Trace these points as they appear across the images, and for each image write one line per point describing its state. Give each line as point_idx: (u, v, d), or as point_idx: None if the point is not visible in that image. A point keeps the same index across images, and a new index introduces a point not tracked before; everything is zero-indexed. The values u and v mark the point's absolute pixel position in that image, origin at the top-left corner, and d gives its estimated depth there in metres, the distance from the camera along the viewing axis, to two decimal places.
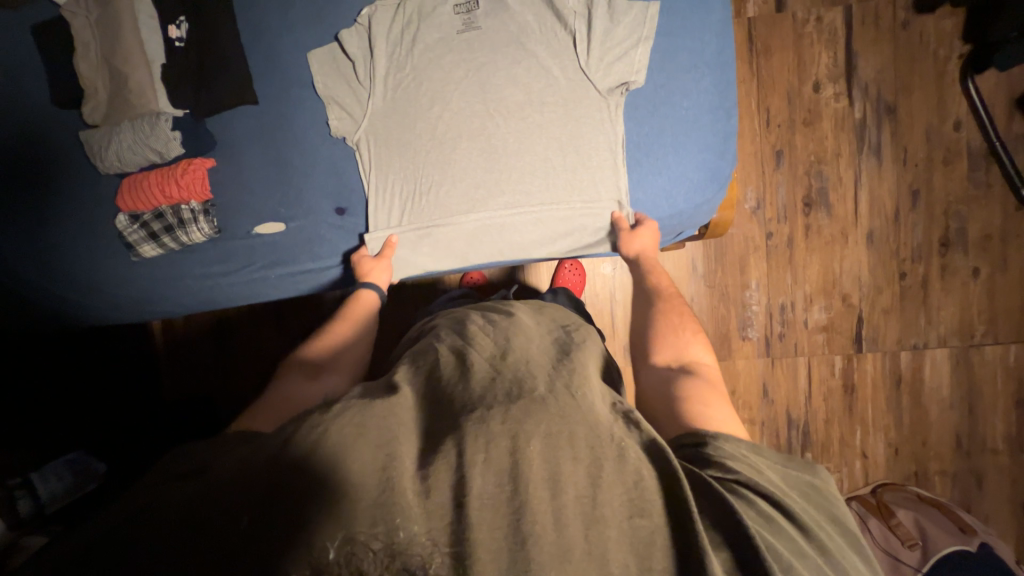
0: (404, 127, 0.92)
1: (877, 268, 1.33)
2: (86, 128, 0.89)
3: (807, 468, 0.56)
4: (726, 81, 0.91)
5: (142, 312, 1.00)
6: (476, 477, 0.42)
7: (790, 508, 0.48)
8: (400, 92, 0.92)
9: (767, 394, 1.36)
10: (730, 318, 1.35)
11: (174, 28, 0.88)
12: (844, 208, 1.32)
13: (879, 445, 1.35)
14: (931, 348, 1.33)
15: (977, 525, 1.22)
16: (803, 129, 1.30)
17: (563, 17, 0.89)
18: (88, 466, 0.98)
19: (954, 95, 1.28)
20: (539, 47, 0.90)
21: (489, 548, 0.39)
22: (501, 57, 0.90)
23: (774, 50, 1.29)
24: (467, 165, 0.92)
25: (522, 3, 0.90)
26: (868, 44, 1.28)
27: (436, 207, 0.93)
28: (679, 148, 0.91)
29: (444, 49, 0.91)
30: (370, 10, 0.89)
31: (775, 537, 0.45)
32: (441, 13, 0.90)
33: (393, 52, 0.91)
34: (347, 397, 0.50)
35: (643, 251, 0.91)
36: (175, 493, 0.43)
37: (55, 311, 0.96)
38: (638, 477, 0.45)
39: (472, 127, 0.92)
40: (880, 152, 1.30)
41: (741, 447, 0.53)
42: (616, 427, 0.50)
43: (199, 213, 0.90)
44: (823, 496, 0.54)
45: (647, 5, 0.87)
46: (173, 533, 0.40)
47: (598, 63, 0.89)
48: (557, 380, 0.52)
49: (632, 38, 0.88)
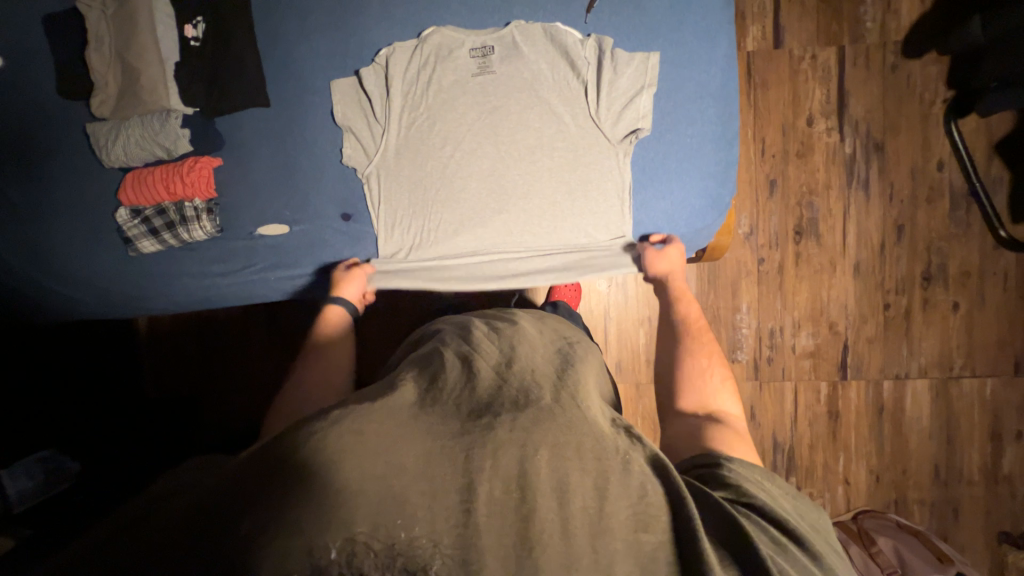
0: (416, 163, 0.93)
1: (863, 298, 1.37)
2: (92, 120, 0.89)
3: (815, 506, 0.56)
4: (730, 112, 0.94)
5: (133, 308, 0.97)
6: (483, 485, 0.42)
7: (800, 533, 0.48)
8: (413, 131, 0.93)
9: (754, 417, 1.38)
10: (720, 339, 1.38)
11: (190, 28, 0.88)
12: (833, 238, 1.36)
13: (861, 472, 1.37)
14: (912, 378, 1.37)
15: (954, 555, 1.25)
16: (797, 160, 1.35)
17: (576, 66, 0.92)
18: (61, 466, 0.94)
19: (937, 137, 1.34)
20: (551, 94, 0.93)
21: (497, 553, 0.40)
22: (514, 102, 0.93)
23: (771, 84, 1.34)
24: (476, 202, 0.94)
25: (537, 52, 0.92)
26: (859, 84, 1.34)
27: (442, 240, 0.95)
28: (683, 175, 0.94)
29: (459, 91, 0.93)
30: (388, 50, 0.91)
31: (783, 559, 0.46)
32: (457, 57, 0.92)
33: (408, 91, 0.93)
34: (349, 402, 0.49)
35: (671, 270, 0.93)
36: (172, 501, 0.42)
37: (41, 304, 0.94)
38: (643, 491, 0.46)
39: (482, 168, 0.94)
40: (868, 187, 1.35)
41: (754, 472, 0.54)
42: (620, 440, 0.50)
43: (202, 210, 0.90)
44: (832, 532, 0.54)
45: (648, 55, 0.90)
46: (167, 536, 0.39)
47: (607, 112, 0.92)
48: (563, 391, 0.53)
49: (635, 86, 0.91)
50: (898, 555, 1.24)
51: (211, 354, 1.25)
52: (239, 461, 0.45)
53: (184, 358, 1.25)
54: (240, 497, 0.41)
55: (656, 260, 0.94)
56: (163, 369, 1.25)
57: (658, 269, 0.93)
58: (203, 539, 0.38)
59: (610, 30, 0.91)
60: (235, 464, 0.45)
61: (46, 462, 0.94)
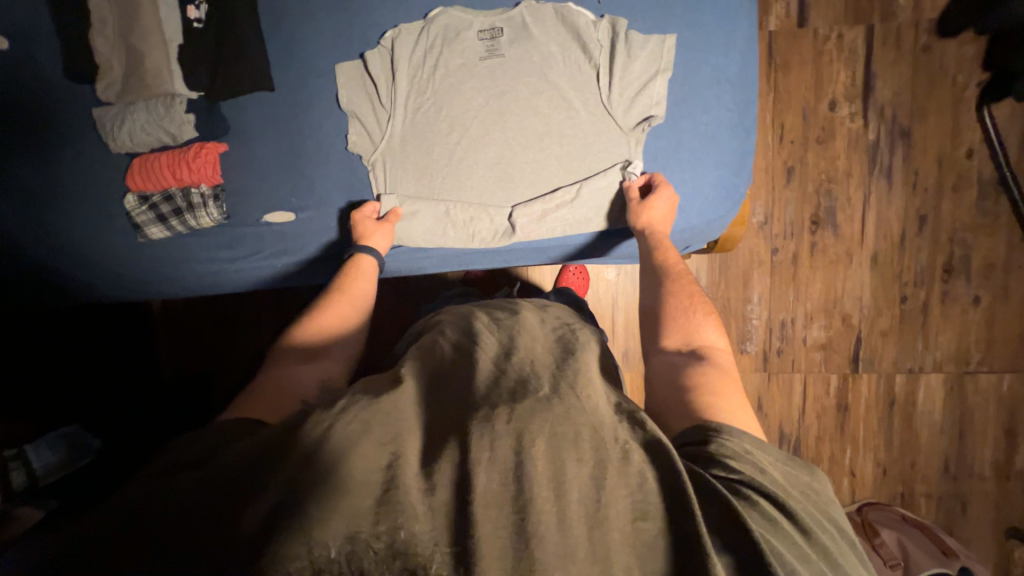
0: (422, 151, 0.92)
1: (879, 290, 1.33)
2: (98, 104, 0.89)
3: (807, 466, 0.54)
4: (748, 99, 0.90)
5: (144, 293, 0.98)
6: (479, 476, 0.42)
7: (791, 508, 0.47)
8: (419, 116, 0.91)
9: (761, 408, 1.38)
10: (729, 330, 1.36)
11: (192, 9, 0.86)
12: (851, 228, 1.32)
13: (869, 465, 1.37)
14: (927, 372, 1.34)
15: (959, 549, 1.24)
16: (817, 147, 1.30)
17: (588, 50, 0.88)
18: (83, 441, 0.98)
19: (968, 123, 1.28)
20: (561, 78, 0.90)
21: (494, 545, 0.40)
22: (524, 87, 0.90)
23: (793, 66, 1.28)
24: (482, 191, 0.93)
25: (547, 34, 0.89)
26: (888, 66, 1.27)
27: (447, 230, 0.93)
28: (696, 164, 0.91)
29: (466, 75, 0.90)
30: (393, 33, 0.89)
31: (777, 539, 0.45)
32: (464, 39, 0.89)
33: (415, 75, 0.90)
34: (351, 392, 0.50)
35: (650, 224, 0.87)
36: (183, 485, 0.43)
37: (58, 289, 0.96)
38: (642, 480, 0.45)
39: (489, 156, 0.92)
40: (891, 175, 1.30)
41: (745, 443, 0.52)
42: (618, 429, 0.49)
43: (208, 196, 0.90)
44: (824, 495, 0.52)
45: (664, 38, 0.87)
46: (177, 526, 0.40)
47: (620, 97, 0.89)
48: (562, 380, 0.52)
49: (649, 71, 0.88)
50: (902, 548, 1.25)
51: (225, 338, 1.27)
52: (247, 445, 0.46)
53: (197, 339, 1.27)
54: (249, 477, 0.42)
55: (638, 212, 0.88)
56: (176, 347, 1.26)
57: (638, 222, 0.87)
58: (211, 515, 0.40)
59: (623, 11, 0.88)
60: (244, 446, 0.46)
61: (68, 439, 0.96)
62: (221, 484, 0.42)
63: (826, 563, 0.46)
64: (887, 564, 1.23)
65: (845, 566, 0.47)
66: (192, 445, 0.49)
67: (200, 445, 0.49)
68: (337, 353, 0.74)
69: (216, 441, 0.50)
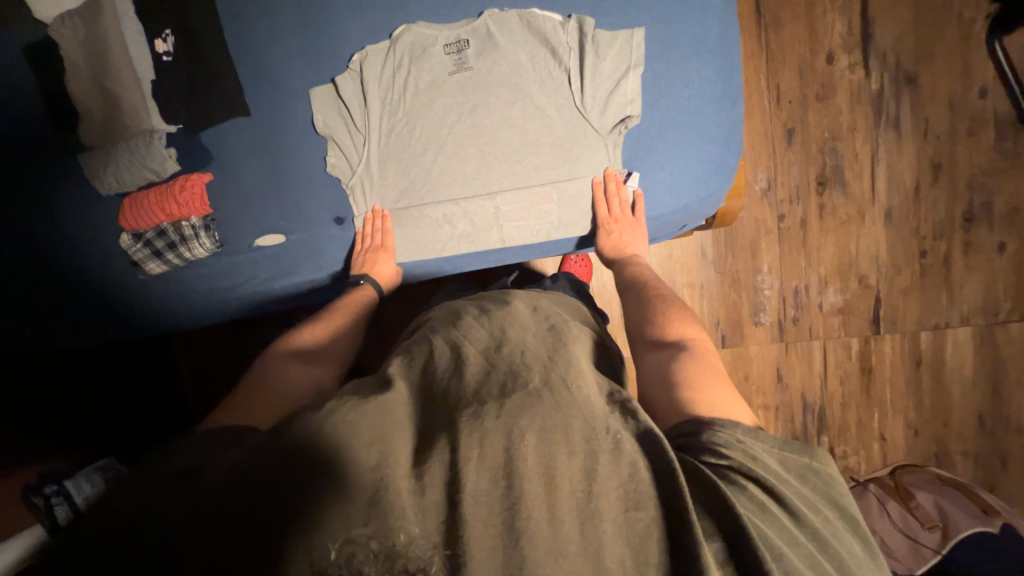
0: (401, 169, 0.91)
1: (897, 247, 1.28)
2: (82, 149, 0.90)
3: (807, 449, 0.51)
4: (730, 68, 0.87)
5: (139, 324, 0.98)
6: (468, 475, 0.42)
7: (782, 494, 0.46)
8: (394, 138, 0.90)
9: (781, 379, 1.34)
10: (741, 303, 1.32)
11: (160, 43, 0.87)
12: (860, 185, 1.26)
13: (899, 428, 1.32)
14: (954, 326, 1.29)
15: (1000, 506, 1.19)
16: (816, 104, 1.24)
17: (558, 54, 0.86)
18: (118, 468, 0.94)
19: (980, 60, 1.21)
20: (534, 87, 0.87)
21: (483, 545, 0.39)
22: (495, 99, 0.88)
23: (784, 22, 1.22)
24: (459, 202, 0.91)
25: (514, 42, 0.86)
26: (886, 9, 1.20)
27: (428, 239, 0.94)
28: (682, 143, 0.88)
29: (436, 93, 0.89)
30: (360, 56, 0.88)
31: (767, 524, 0.44)
32: (432, 56, 0.87)
33: (386, 95, 0.89)
34: (341, 392, 0.50)
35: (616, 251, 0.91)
36: (174, 499, 0.43)
37: (61, 329, 0.96)
38: (634, 469, 0.45)
39: (467, 172, 0.90)
40: (899, 125, 1.24)
41: (737, 433, 0.50)
42: (610, 418, 0.49)
43: (199, 227, 0.92)
44: (825, 477, 0.49)
45: (632, 32, 0.84)
46: (165, 536, 0.41)
47: (593, 101, 0.87)
48: (552, 372, 0.51)
49: (621, 69, 0.85)
50: (940, 510, 1.21)
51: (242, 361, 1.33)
52: (240, 453, 0.47)
53: (218, 365, 1.33)
54: (235, 477, 0.43)
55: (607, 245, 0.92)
56: (201, 373, 1.32)
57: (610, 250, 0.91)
58: (202, 522, 0.41)
59: None
60: (230, 459, 0.47)
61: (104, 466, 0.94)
62: (210, 492, 0.43)
63: (819, 547, 0.44)
64: (925, 526, 1.19)
65: (842, 552, 0.45)
66: (190, 453, 0.51)
67: (194, 457, 0.50)
68: (331, 355, 0.79)
69: (212, 452, 0.51)
